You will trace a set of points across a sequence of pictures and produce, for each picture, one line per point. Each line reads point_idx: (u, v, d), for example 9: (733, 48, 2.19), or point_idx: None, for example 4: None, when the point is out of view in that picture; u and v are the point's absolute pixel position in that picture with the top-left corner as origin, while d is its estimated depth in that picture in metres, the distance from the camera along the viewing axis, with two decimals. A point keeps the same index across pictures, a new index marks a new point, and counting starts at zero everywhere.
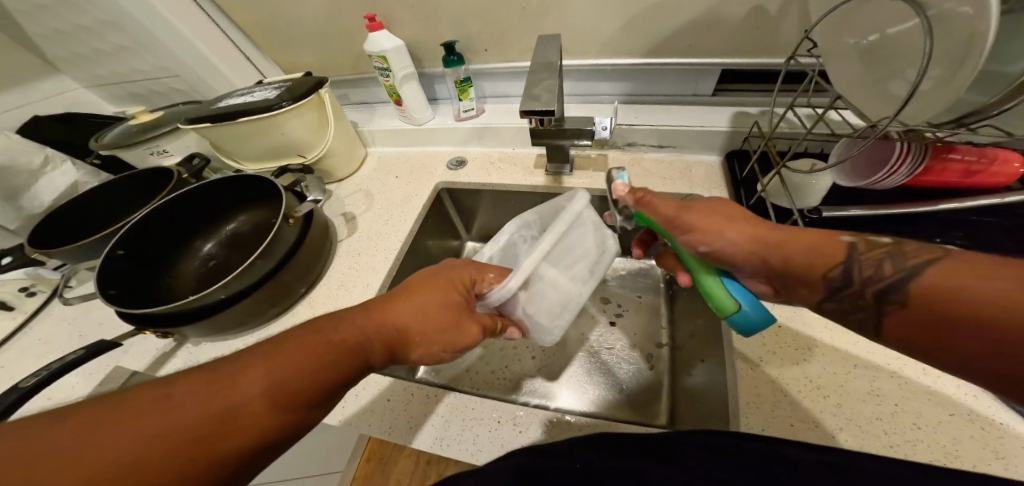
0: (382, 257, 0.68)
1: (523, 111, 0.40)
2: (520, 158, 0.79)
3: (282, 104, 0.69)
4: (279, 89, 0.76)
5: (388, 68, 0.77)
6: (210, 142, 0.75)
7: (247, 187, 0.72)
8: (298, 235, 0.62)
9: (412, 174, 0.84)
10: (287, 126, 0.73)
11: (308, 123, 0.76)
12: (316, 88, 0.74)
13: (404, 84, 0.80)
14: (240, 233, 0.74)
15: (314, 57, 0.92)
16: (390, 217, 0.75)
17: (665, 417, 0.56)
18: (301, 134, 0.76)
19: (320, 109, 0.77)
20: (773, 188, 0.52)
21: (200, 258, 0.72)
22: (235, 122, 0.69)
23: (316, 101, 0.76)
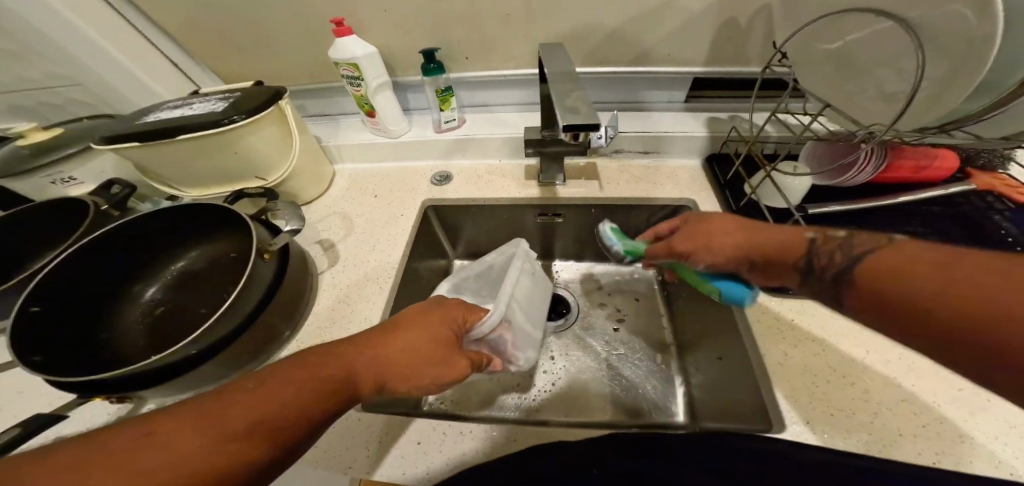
0: (376, 286, 0.62)
1: (568, 126, 0.36)
2: (509, 170, 0.78)
3: (230, 119, 0.59)
4: (226, 101, 0.65)
5: (359, 76, 0.70)
6: (139, 164, 0.64)
7: (207, 220, 0.62)
8: (277, 270, 0.55)
9: (392, 192, 0.78)
10: (241, 144, 0.64)
11: (267, 140, 0.66)
12: (274, 100, 0.65)
13: (377, 94, 0.74)
14: (196, 271, 0.64)
15: (265, 64, 0.82)
16: (377, 241, 0.69)
17: (685, 416, 0.59)
18: (258, 152, 0.66)
19: (280, 126, 0.68)
20: (765, 189, 0.56)
21: (143, 305, 0.61)
22: (175, 139, 0.59)
23: (275, 116, 0.67)
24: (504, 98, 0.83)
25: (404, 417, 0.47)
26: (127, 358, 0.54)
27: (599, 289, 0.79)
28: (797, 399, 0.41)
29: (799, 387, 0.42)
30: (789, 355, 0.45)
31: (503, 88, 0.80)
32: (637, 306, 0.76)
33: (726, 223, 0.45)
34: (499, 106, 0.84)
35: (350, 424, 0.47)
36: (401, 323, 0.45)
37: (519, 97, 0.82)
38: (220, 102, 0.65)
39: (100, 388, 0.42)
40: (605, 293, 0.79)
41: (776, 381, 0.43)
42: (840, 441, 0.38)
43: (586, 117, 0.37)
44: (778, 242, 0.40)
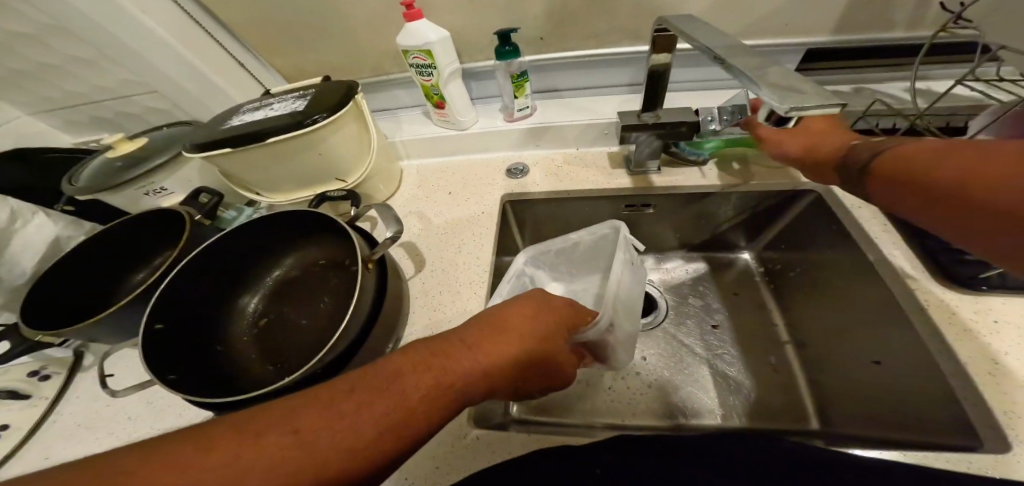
0: (470, 292, 0.60)
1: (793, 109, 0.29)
2: (592, 158, 0.72)
3: (312, 119, 0.52)
4: (302, 98, 0.58)
5: (431, 64, 0.65)
6: (223, 172, 0.58)
7: (292, 227, 0.61)
8: (377, 281, 0.53)
9: (467, 188, 0.74)
10: (322, 147, 0.57)
11: (348, 137, 0.60)
12: (354, 94, 0.58)
13: (448, 83, 0.69)
14: (289, 281, 0.64)
15: (328, 60, 0.79)
16: (461, 242, 0.67)
17: (815, 419, 0.54)
18: (338, 154, 0.60)
19: (358, 123, 0.61)
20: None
21: (248, 317, 0.61)
22: (262, 143, 0.52)
23: (353, 112, 0.60)
24: (579, 79, 0.76)
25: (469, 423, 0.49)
26: (243, 370, 0.54)
27: (689, 282, 0.73)
28: (1018, 420, 0.34)
29: (1015, 406, 0.35)
30: (991, 368, 0.38)
31: (578, 69, 0.73)
32: (734, 299, 0.70)
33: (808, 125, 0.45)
34: (571, 91, 0.77)
35: (471, 441, 0.47)
36: (502, 313, 0.39)
37: (596, 77, 0.75)
38: (296, 101, 0.58)
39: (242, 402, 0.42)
40: (697, 286, 0.73)
41: (981, 399, 0.36)
42: None
43: (821, 96, 0.29)
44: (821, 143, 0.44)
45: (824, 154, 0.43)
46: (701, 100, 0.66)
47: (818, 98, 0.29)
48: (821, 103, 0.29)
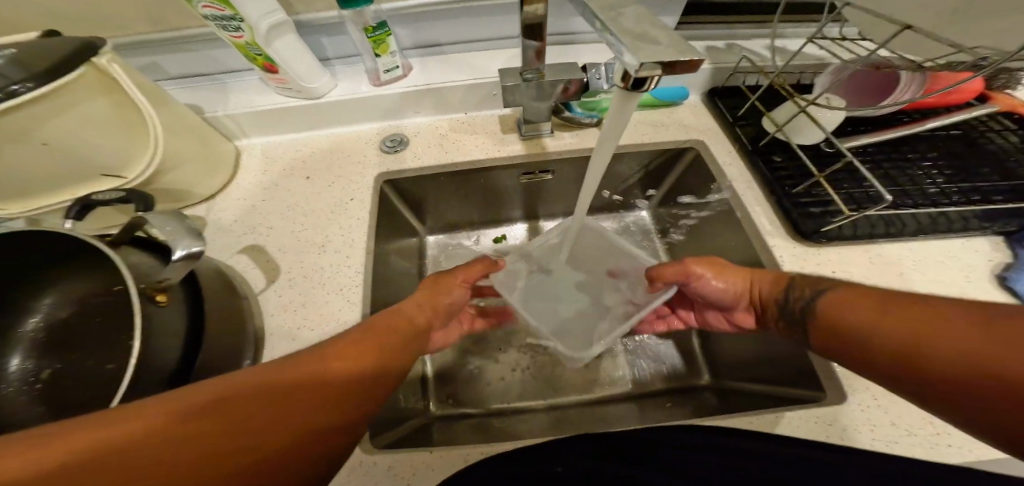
0: (341, 300, 0.48)
1: (643, 70, 0.21)
2: (480, 124, 0.63)
3: (4, 92, 0.33)
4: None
5: (234, 15, 0.46)
6: None
7: (54, 245, 0.40)
8: (186, 317, 0.39)
9: (332, 170, 0.60)
10: (47, 133, 0.38)
11: (100, 116, 0.41)
12: (81, 56, 0.37)
13: (272, 41, 0.51)
14: (70, 321, 0.44)
15: (79, 11, 0.54)
16: (327, 239, 0.54)
17: (704, 373, 0.58)
18: (84, 142, 0.41)
19: (115, 99, 0.42)
20: (796, 125, 0.48)
21: (12, 382, 0.42)
22: None
23: (98, 83, 0.40)
24: (457, 30, 0.64)
25: (367, 442, 0.40)
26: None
27: (625, 223, 0.66)
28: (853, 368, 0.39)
29: None
30: None
31: (452, 19, 0.61)
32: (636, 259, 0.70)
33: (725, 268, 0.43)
34: (450, 45, 0.65)
35: (365, 471, 0.38)
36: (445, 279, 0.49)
37: (476, 29, 0.64)
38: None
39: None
40: (630, 228, 0.67)
41: None
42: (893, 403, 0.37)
43: (676, 48, 0.22)
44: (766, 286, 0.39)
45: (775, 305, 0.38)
46: (591, 56, 0.60)
47: (669, 51, 0.22)
48: (672, 58, 0.21)
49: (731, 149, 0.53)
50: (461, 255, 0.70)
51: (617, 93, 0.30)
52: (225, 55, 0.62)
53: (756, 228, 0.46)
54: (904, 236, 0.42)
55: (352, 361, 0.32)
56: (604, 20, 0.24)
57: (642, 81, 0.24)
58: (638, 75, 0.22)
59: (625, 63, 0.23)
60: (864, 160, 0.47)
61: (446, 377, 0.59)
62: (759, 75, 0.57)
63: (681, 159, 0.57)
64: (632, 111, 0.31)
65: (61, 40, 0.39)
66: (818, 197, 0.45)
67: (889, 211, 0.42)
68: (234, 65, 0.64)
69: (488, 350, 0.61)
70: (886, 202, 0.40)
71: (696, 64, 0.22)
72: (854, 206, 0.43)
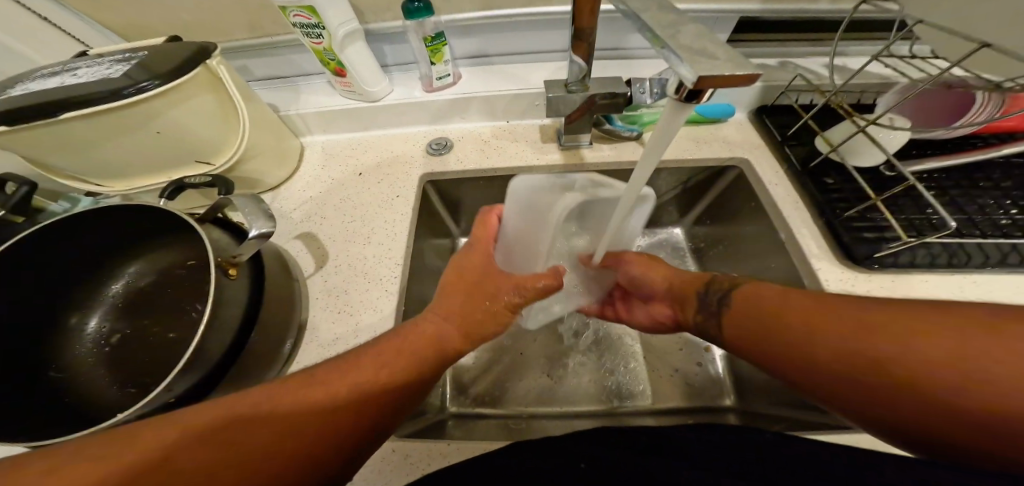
0: (381, 289, 0.52)
1: (699, 83, 0.22)
2: (520, 132, 0.66)
3: (135, 87, 0.39)
4: (127, 61, 0.44)
5: (319, 23, 0.53)
6: (25, 160, 0.44)
7: (144, 220, 0.47)
8: (250, 291, 0.43)
9: (380, 168, 0.64)
10: (163, 123, 0.44)
11: (205, 111, 0.47)
12: (197, 59, 0.44)
13: (346, 47, 0.57)
14: (145, 290, 0.51)
15: (183, 17, 0.61)
16: (373, 231, 0.57)
17: (733, 398, 0.56)
18: (190, 133, 0.47)
19: (217, 96, 0.48)
20: (853, 146, 0.46)
21: (89, 340, 0.48)
22: (64, 121, 0.39)
23: (208, 81, 0.46)
24: (507, 43, 0.67)
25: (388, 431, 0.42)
26: (95, 402, 0.43)
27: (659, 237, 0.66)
28: None
29: None
30: None
31: (503, 32, 0.65)
32: None
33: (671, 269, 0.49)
34: (499, 56, 0.68)
35: (383, 456, 0.40)
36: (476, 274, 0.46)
37: (525, 42, 0.67)
38: (118, 63, 0.43)
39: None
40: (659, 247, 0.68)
41: None
42: None
43: (736, 62, 0.22)
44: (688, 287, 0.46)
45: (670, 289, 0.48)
46: (635, 70, 0.61)
47: (730, 64, 0.22)
48: (731, 71, 0.22)
49: (777, 168, 0.52)
50: None
51: (668, 105, 0.30)
52: (297, 59, 0.68)
53: (801, 250, 0.44)
54: (967, 269, 0.39)
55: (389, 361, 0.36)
56: (663, 37, 0.25)
57: (697, 92, 0.25)
58: (695, 87, 0.22)
59: (680, 75, 0.24)
60: (928, 186, 0.44)
61: (468, 374, 0.60)
62: (813, 95, 0.56)
63: (722, 175, 0.56)
64: (682, 123, 0.31)
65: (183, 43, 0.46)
66: (865, 225, 0.43)
67: (952, 240, 0.40)
68: (304, 69, 0.70)
69: (510, 354, 0.62)
70: (950, 228, 0.38)
71: (753, 78, 0.22)
72: (913, 233, 0.41)
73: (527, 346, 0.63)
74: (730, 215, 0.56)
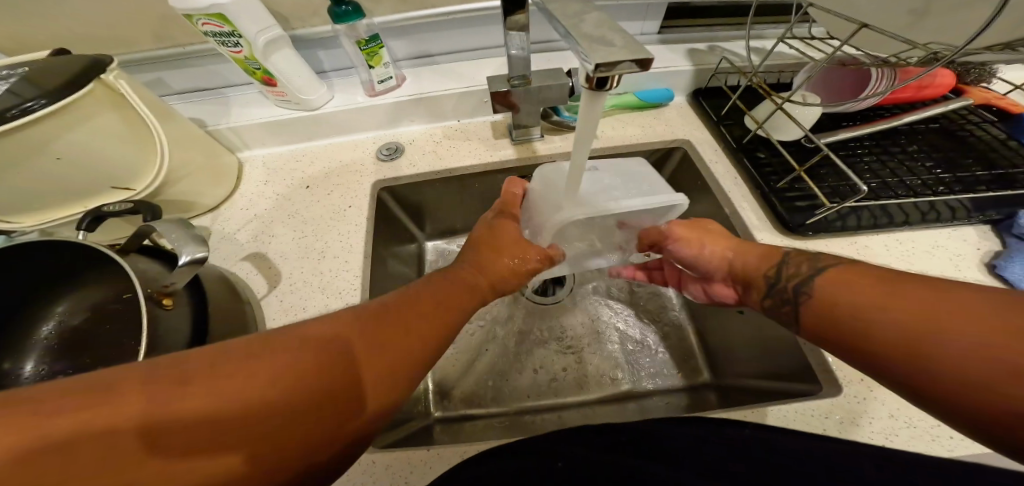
0: (340, 303, 0.50)
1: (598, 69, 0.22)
2: (473, 130, 0.65)
3: (19, 110, 0.36)
4: (4, 79, 0.39)
5: (233, 32, 0.50)
6: None
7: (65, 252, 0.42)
8: (190, 320, 0.40)
9: (330, 178, 0.62)
10: (60, 147, 0.40)
11: (108, 131, 0.43)
12: (92, 74, 0.40)
13: (271, 55, 0.54)
14: (81, 328, 0.46)
15: (90, 32, 0.56)
16: (326, 245, 0.55)
17: (703, 370, 0.58)
18: (94, 156, 0.43)
19: (121, 112, 0.44)
20: (776, 122, 0.49)
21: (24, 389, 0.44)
22: None
23: (107, 97, 0.43)
24: (449, 42, 0.66)
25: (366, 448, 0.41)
26: None
27: None
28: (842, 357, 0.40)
29: None
30: None
31: (443, 30, 0.64)
32: None
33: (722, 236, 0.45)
34: (442, 55, 0.67)
35: (359, 473, 0.39)
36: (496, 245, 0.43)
37: (467, 39, 0.66)
38: None
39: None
40: None
41: None
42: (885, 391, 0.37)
43: (631, 47, 0.23)
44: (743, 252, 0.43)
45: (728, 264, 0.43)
46: (577, 62, 0.62)
47: (625, 50, 0.23)
48: (627, 56, 0.22)
49: (717, 147, 0.54)
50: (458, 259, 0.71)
51: (585, 94, 0.30)
52: (228, 70, 0.65)
53: (743, 224, 0.46)
54: (891, 227, 0.42)
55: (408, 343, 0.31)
56: (566, 25, 0.26)
57: (602, 79, 0.25)
58: (597, 73, 0.23)
59: (584, 62, 0.24)
60: (851, 153, 0.47)
61: (443, 378, 0.59)
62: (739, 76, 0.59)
63: (669, 157, 0.58)
64: (602, 111, 0.31)
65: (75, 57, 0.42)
66: (797, 194, 0.46)
67: (875, 201, 0.43)
68: (238, 80, 0.67)
69: (483, 353, 0.62)
70: (865, 192, 0.41)
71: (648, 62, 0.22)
72: (838, 199, 0.44)
73: (504, 343, 0.63)
74: (681, 195, 0.58)
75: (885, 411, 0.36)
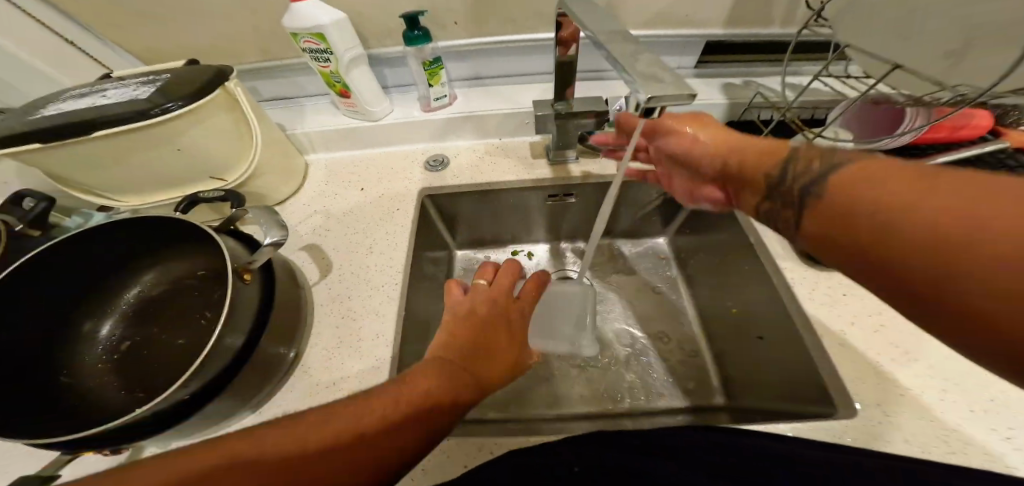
0: (382, 296, 0.55)
1: (648, 103, 0.27)
2: (513, 148, 0.71)
3: (162, 108, 0.44)
4: (151, 83, 0.48)
5: (327, 48, 0.59)
6: (47, 173, 0.47)
7: (164, 232, 0.50)
8: (259, 294, 0.46)
9: (382, 183, 0.69)
10: (183, 140, 0.48)
11: (222, 131, 0.51)
12: (217, 83, 0.48)
13: (351, 70, 0.63)
14: (157, 298, 0.53)
15: (201, 42, 0.66)
16: (374, 243, 0.61)
17: (721, 394, 0.58)
18: (206, 150, 0.51)
19: (232, 114, 0.52)
20: None
21: (102, 345, 0.50)
22: (96, 139, 0.43)
23: (224, 101, 0.51)
24: (500, 68, 0.73)
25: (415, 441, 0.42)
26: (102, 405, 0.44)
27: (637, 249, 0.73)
28: (861, 381, 0.40)
29: (873, 369, 0.41)
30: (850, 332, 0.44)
31: (496, 57, 0.71)
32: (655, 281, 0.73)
33: (709, 130, 0.44)
34: (492, 78, 0.74)
35: None
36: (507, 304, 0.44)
37: (517, 66, 0.73)
38: (144, 85, 0.48)
39: (133, 433, 0.36)
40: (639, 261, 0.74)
41: (840, 366, 0.42)
42: (911, 423, 0.37)
43: (677, 85, 0.27)
44: (741, 151, 0.40)
45: (748, 159, 0.39)
46: (617, 90, 0.67)
47: (672, 88, 0.27)
48: (674, 94, 0.27)
49: None
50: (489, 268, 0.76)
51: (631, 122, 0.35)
52: (306, 82, 0.74)
53: None
54: None
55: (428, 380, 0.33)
56: (622, 62, 0.30)
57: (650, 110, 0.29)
58: (647, 105, 0.27)
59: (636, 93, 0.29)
60: None
61: None
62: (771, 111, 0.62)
63: None
64: None
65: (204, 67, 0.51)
66: None
67: None
68: (312, 90, 0.75)
69: None
70: None
71: (690, 97, 0.27)
72: None
73: None
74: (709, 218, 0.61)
75: (906, 439, 0.36)
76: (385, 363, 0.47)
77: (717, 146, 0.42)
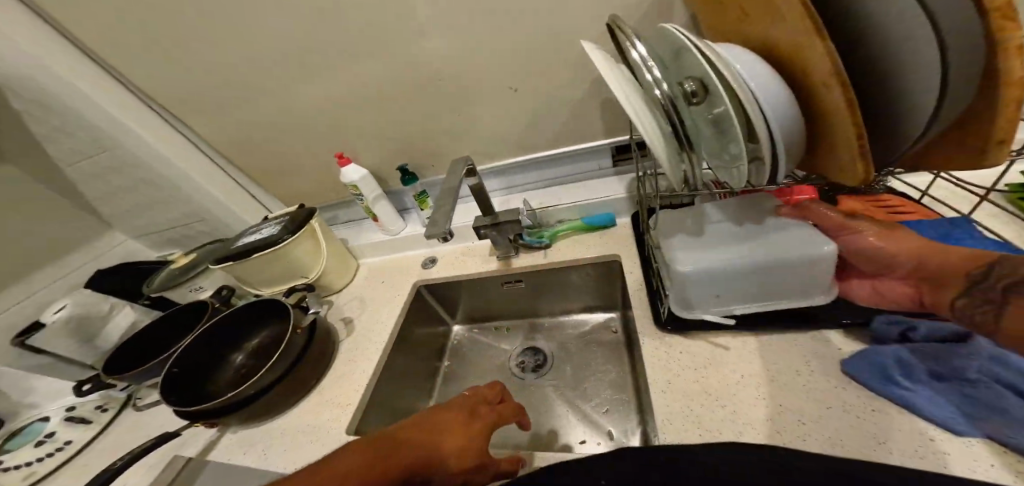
0: (375, 347, 0.86)
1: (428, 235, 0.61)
2: (478, 249, 1.00)
3: (279, 240, 0.87)
4: (276, 223, 0.93)
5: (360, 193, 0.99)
6: (238, 276, 0.93)
7: (273, 307, 0.93)
8: (306, 338, 0.82)
9: (395, 276, 1.03)
10: (290, 255, 0.91)
11: (307, 248, 0.94)
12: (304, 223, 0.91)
13: (376, 203, 1.02)
14: (264, 344, 0.95)
15: (309, 192, 1.15)
16: (380, 314, 0.94)
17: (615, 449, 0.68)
18: (302, 258, 0.94)
19: (311, 237, 0.95)
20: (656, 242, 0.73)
21: (235, 367, 0.93)
22: (252, 258, 0.87)
23: (307, 231, 0.94)
24: None
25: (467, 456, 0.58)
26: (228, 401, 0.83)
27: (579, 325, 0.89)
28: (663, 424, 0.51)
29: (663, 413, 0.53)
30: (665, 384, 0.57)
31: None
32: (594, 353, 0.88)
33: (901, 239, 0.52)
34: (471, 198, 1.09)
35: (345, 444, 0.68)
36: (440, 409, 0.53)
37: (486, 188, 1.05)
38: (273, 225, 0.93)
39: (224, 410, 0.71)
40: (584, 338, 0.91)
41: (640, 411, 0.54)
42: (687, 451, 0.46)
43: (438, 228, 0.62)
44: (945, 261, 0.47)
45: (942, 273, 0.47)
46: (552, 195, 0.98)
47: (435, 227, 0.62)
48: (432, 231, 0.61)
49: (633, 258, 0.80)
50: (475, 341, 1.03)
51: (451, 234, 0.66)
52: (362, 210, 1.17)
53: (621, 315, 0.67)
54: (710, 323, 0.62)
55: (362, 451, 0.44)
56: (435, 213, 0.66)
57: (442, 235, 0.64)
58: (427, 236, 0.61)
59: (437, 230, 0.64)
60: None
61: None
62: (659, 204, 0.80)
63: (611, 264, 0.84)
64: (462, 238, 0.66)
65: (301, 211, 0.96)
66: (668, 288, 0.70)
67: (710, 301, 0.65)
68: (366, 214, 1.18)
69: None
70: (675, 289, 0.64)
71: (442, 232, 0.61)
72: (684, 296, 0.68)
73: None
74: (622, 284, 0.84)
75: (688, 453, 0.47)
76: (364, 385, 0.78)
77: (885, 242, 0.52)
